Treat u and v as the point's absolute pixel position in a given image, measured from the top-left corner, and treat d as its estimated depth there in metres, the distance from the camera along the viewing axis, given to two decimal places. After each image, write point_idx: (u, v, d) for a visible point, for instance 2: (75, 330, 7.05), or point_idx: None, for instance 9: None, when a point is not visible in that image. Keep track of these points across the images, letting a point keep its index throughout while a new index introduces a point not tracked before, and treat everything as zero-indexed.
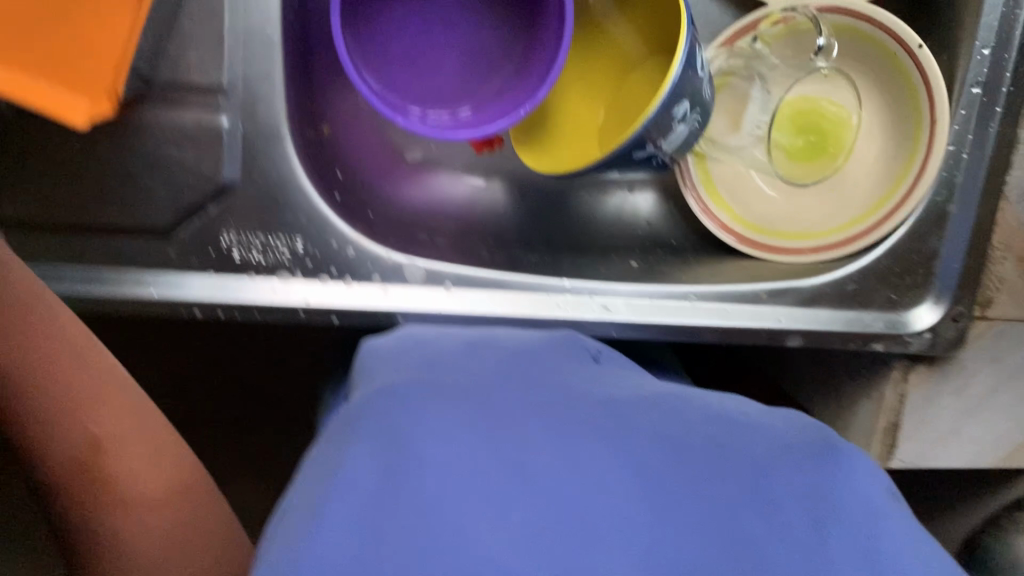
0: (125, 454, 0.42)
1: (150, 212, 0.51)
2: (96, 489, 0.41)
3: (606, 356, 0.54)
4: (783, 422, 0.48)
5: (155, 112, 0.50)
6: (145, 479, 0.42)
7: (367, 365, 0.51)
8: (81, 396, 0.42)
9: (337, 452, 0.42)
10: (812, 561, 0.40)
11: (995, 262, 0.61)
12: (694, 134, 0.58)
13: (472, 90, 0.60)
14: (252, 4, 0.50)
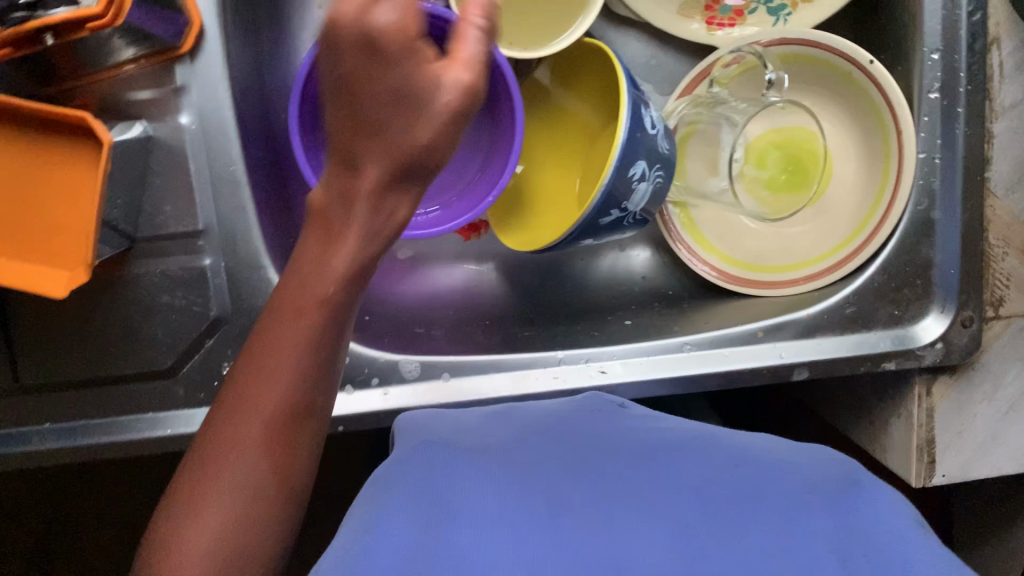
0: (304, 434, 0.41)
1: (153, 355, 0.54)
2: (267, 453, 0.39)
3: (631, 402, 0.55)
4: (819, 467, 0.45)
5: (142, 265, 0.54)
6: (298, 467, 0.41)
7: (401, 427, 0.51)
8: (313, 372, 0.40)
9: (371, 503, 0.40)
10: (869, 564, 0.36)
11: (996, 260, 0.59)
12: (658, 189, 0.60)
13: (447, 182, 0.63)
14: (216, 149, 0.54)
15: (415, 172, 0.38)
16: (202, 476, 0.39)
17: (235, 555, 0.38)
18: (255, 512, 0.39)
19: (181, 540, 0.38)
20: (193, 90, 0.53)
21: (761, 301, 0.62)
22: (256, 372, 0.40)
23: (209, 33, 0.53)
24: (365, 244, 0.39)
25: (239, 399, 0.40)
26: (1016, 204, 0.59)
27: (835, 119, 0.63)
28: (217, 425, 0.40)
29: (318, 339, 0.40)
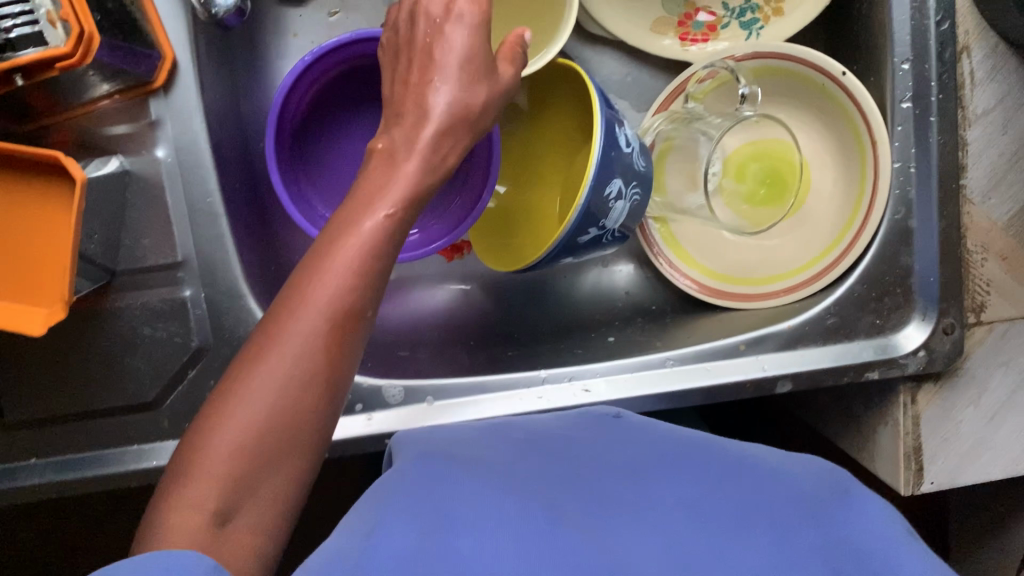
0: (355, 339, 0.38)
1: (137, 388, 0.54)
2: (325, 345, 0.37)
3: (627, 413, 0.54)
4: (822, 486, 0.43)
5: (123, 297, 0.54)
6: (345, 374, 0.38)
7: (399, 445, 0.50)
8: (373, 274, 0.38)
9: (366, 512, 0.38)
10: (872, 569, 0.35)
11: (976, 266, 0.59)
12: (635, 206, 0.60)
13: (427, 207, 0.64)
14: (194, 181, 0.54)
15: (466, 125, 0.43)
16: (254, 362, 0.36)
17: (281, 450, 0.35)
18: (306, 405, 0.36)
19: (229, 423, 0.35)
20: (168, 123, 0.54)
21: (742, 313, 0.62)
22: (318, 264, 0.38)
23: (183, 67, 0.53)
24: (424, 176, 0.42)
25: (297, 289, 0.38)
26: (993, 210, 0.59)
27: (811, 132, 0.63)
28: (266, 321, 0.38)
29: (389, 241, 0.39)
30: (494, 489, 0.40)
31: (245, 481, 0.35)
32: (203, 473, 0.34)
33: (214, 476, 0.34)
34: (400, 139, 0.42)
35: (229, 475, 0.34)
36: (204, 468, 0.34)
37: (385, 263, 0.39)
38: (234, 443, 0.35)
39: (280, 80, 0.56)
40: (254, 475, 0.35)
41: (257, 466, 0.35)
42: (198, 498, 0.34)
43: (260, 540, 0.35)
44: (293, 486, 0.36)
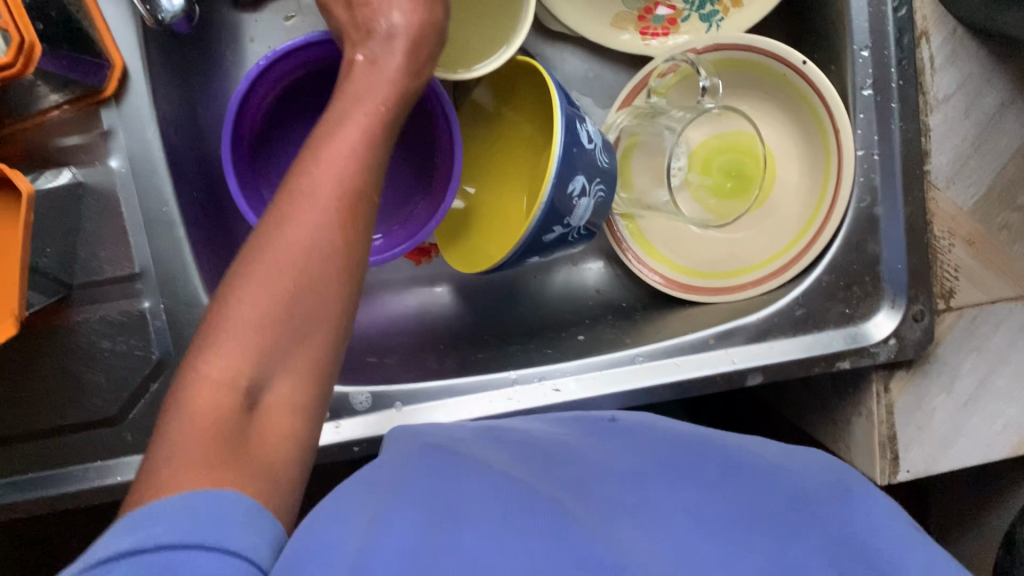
0: (365, 219, 0.40)
1: (98, 404, 0.53)
2: (340, 221, 0.39)
3: (622, 415, 0.52)
4: (824, 492, 0.41)
5: (79, 312, 0.53)
6: (361, 255, 0.40)
7: (395, 439, 0.49)
8: (373, 162, 0.41)
9: (363, 493, 0.37)
10: None
11: (943, 251, 0.59)
12: (601, 204, 0.60)
13: (394, 212, 0.64)
14: (150, 191, 0.53)
15: (431, 40, 0.47)
16: (266, 244, 0.38)
17: (309, 320, 0.37)
18: (328, 276, 0.38)
19: (253, 292, 0.36)
20: (120, 133, 0.53)
21: (710, 307, 0.62)
22: (319, 151, 0.40)
23: (134, 75, 0.52)
24: (406, 80, 0.46)
25: (305, 172, 0.40)
26: (958, 194, 0.59)
27: (777, 127, 0.63)
28: (271, 212, 0.39)
29: (380, 133, 0.43)
30: (498, 478, 0.39)
31: (272, 353, 0.36)
32: (232, 343, 0.35)
33: (243, 345, 0.35)
34: (371, 51, 0.46)
35: (259, 344, 0.36)
36: (232, 337, 0.36)
37: (378, 155, 0.42)
38: (261, 312, 0.36)
39: (236, 87, 0.55)
40: (282, 346, 0.36)
41: (286, 336, 0.36)
42: (229, 368, 0.35)
43: (290, 418, 0.36)
44: (322, 361, 0.38)
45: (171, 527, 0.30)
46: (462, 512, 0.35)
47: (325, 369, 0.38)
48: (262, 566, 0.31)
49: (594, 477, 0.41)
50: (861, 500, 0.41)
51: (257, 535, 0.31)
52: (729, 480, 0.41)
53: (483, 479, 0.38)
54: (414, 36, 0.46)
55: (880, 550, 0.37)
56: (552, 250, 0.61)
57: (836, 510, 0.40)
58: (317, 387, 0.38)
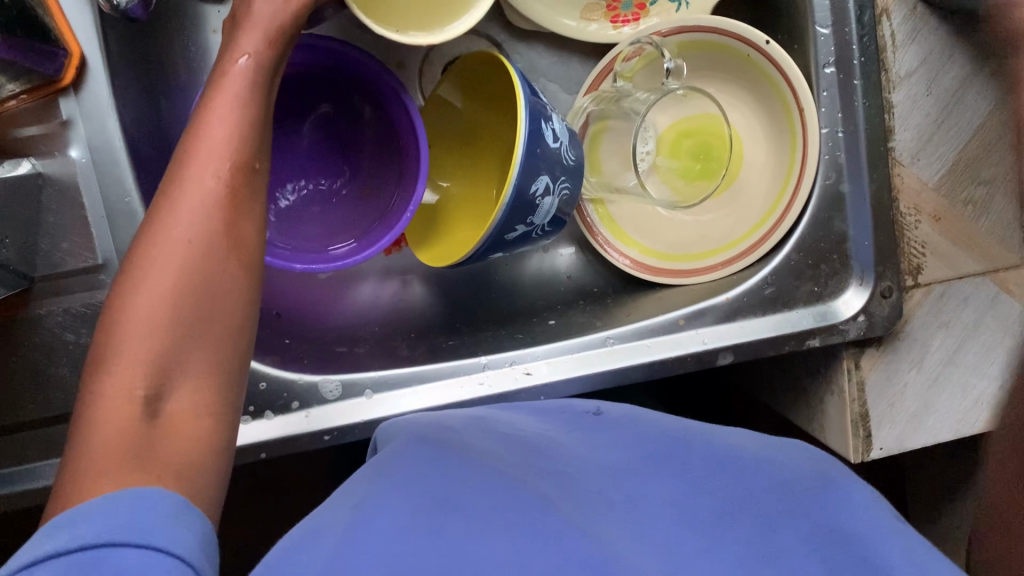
0: (245, 200, 0.41)
1: (65, 397, 0.53)
2: (218, 208, 0.39)
3: (608, 409, 0.50)
4: (810, 481, 0.40)
5: (43, 305, 0.52)
6: (250, 239, 0.40)
7: (388, 429, 0.49)
8: (251, 137, 0.42)
9: (356, 490, 0.37)
10: (869, 561, 0.35)
11: (910, 228, 0.60)
12: (566, 200, 0.58)
13: (366, 211, 0.63)
14: (110, 183, 0.53)
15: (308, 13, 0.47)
16: (146, 249, 0.37)
17: (205, 312, 0.37)
18: (215, 266, 0.38)
19: (141, 294, 0.36)
20: (80, 124, 0.52)
21: (681, 290, 0.62)
22: (192, 140, 0.41)
23: (92, 64, 0.52)
24: (275, 53, 0.45)
25: (177, 166, 0.40)
26: (923, 170, 0.59)
27: (745, 107, 0.63)
28: (148, 220, 0.39)
29: (253, 109, 0.43)
30: (478, 476, 0.38)
31: (169, 357, 0.35)
32: (124, 351, 0.35)
33: (137, 355, 0.35)
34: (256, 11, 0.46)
35: (154, 349, 0.35)
36: (124, 344, 0.35)
37: (248, 125, 0.42)
38: (152, 313, 0.36)
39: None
40: (180, 342, 0.36)
41: (181, 332, 0.36)
42: (126, 383, 0.34)
43: (198, 419, 0.36)
44: (227, 353, 0.38)
45: (97, 527, 0.30)
46: (453, 514, 0.35)
47: (227, 362, 0.37)
48: (191, 563, 0.31)
49: (578, 469, 0.41)
50: (841, 482, 0.41)
51: (187, 533, 0.32)
52: (710, 466, 0.41)
53: (464, 477, 0.38)
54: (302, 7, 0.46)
55: (861, 529, 0.37)
56: (523, 246, 0.59)
57: (815, 494, 0.39)
58: (224, 378, 0.37)
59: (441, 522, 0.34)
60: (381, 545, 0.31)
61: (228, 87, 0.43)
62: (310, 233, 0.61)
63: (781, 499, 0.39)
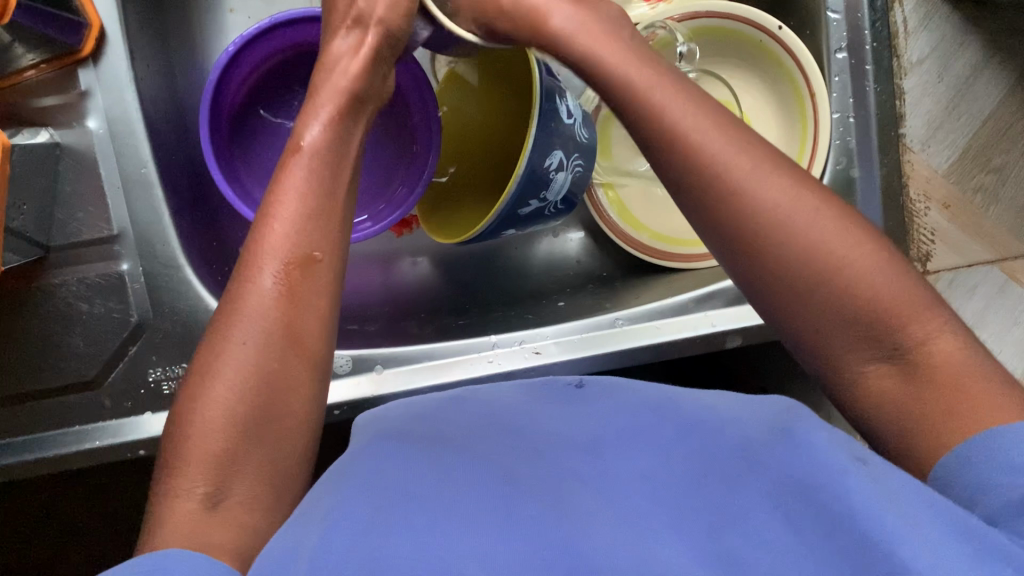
0: (305, 294, 0.41)
1: (77, 366, 0.53)
2: (276, 310, 0.40)
3: (590, 381, 0.47)
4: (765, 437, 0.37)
5: (58, 274, 0.53)
6: (312, 336, 0.41)
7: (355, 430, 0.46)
8: (315, 227, 0.43)
9: (340, 477, 0.37)
10: (826, 506, 0.31)
11: (920, 215, 0.65)
12: (578, 178, 0.58)
13: (376, 192, 0.63)
14: (127, 152, 0.53)
15: (364, 101, 0.50)
16: (214, 352, 0.39)
17: (270, 413, 0.38)
18: (280, 367, 0.39)
19: (203, 403, 0.38)
20: (98, 95, 0.53)
21: (688, 275, 0.62)
22: (261, 236, 0.42)
23: (111, 37, 0.53)
24: (336, 143, 0.46)
25: (240, 272, 0.42)
26: (932, 157, 0.64)
27: (759, 95, 0.64)
28: (217, 320, 0.41)
29: (318, 198, 0.44)
30: (439, 476, 0.36)
31: (232, 456, 0.37)
32: (192, 453, 0.37)
33: (203, 457, 0.37)
34: (323, 93, 0.48)
35: (219, 452, 0.37)
36: (190, 448, 0.37)
37: (313, 213, 0.43)
38: (214, 418, 0.37)
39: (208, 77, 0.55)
40: (241, 443, 0.37)
41: (246, 435, 0.38)
42: (190, 481, 0.36)
43: (258, 509, 0.37)
44: (286, 451, 0.39)
45: None
46: (417, 513, 0.33)
47: (292, 460, 0.39)
48: None
49: (547, 452, 0.39)
50: (806, 425, 0.37)
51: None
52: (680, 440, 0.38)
53: (425, 477, 0.36)
54: (361, 80, 0.49)
55: (829, 472, 0.33)
56: (532, 225, 0.60)
57: (779, 448, 0.35)
58: (285, 466, 0.39)
59: (418, 508, 0.33)
60: (358, 534, 0.31)
61: (295, 177, 0.44)
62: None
63: (746, 459, 0.35)
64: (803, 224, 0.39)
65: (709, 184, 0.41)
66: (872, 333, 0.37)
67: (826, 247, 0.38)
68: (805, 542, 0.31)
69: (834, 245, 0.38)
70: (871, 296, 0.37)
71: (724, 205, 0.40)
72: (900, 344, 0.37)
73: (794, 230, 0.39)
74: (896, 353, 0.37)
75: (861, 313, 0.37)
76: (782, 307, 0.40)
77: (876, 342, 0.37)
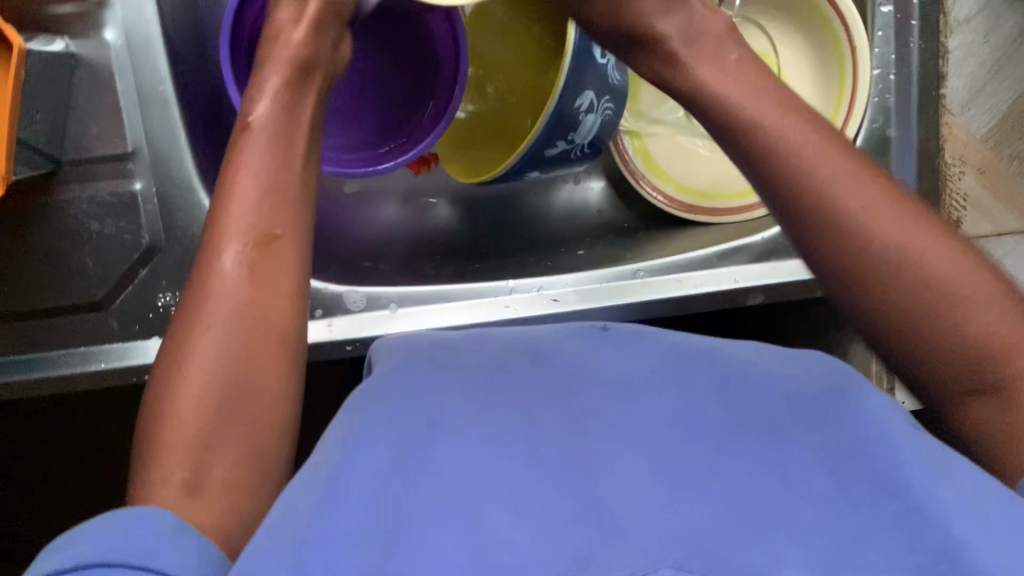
0: (268, 273, 0.40)
1: (83, 286, 0.51)
2: (243, 285, 0.39)
3: (616, 325, 0.45)
4: (815, 399, 0.35)
5: (68, 189, 0.51)
6: (283, 312, 0.39)
7: (376, 351, 0.45)
8: (275, 202, 0.41)
9: (349, 415, 0.35)
10: (882, 483, 0.30)
11: (954, 179, 0.66)
12: (609, 123, 0.56)
13: (393, 123, 0.62)
14: (144, 68, 0.52)
15: (312, 67, 0.47)
16: (185, 334, 0.38)
17: (244, 390, 0.37)
18: (249, 344, 0.38)
19: (176, 393, 0.36)
20: (116, 4, 0.51)
21: (712, 230, 0.60)
22: (223, 210, 0.40)
23: None
24: (288, 112, 0.45)
25: (206, 253, 0.40)
26: (972, 120, 0.65)
27: (799, 52, 0.61)
28: (185, 301, 0.39)
29: (281, 166, 0.42)
30: (460, 410, 0.35)
31: (207, 439, 0.35)
32: (168, 437, 0.35)
33: (183, 441, 0.35)
34: (270, 64, 0.46)
35: (193, 434, 0.35)
36: (165, 433, 0.35)
37: (274, 181, 0.42)
38: (187, 409, 0.36)
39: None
40: (217, 423, 0.36)
41: (219, 416, 0.36)
42: (165, 466, 0.34)
43: (241, 490, 0.35)
44: (265, 430, 0.37)
45: (100, 547, 0.28)
46: (435, 455, 0.32)
47: (269, 437, 0.37)
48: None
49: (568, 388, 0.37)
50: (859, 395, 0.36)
51: (184, 552, 0.30)
52: (709, 378, 0.37)
53: (450, 415, 0.34)
54: (306, 46, 0.47)
55: (886, 446, 0.32)
56: (551, 170, 0.58)
57: (829, 411, 0.35)
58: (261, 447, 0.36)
59: (433, 462, 0.31)
60: (369, 496, 0.29)
61: (254, 143, 0.43)
62: (338, 142, 0.60)
63: (795, 419, 0.34)
64: (893, 249, 0.36)
65: (798, 195, 0.37)
66: (975, 368, 0.34)
67: (938, 279, 0.35)
68: (854, 507, 0.29)
69: (941, 268, 0.35)
70: (978, 330, 0.34)
71: (816, 220, 0.37)
72: (1000, 378, 0.34)
73: (894, 253, 0.36)
74: (998, 387, 0.34)
75: (971, 346, 0.34)
76: (885, 330, 0.36)
77: (983, 380, 0.34)
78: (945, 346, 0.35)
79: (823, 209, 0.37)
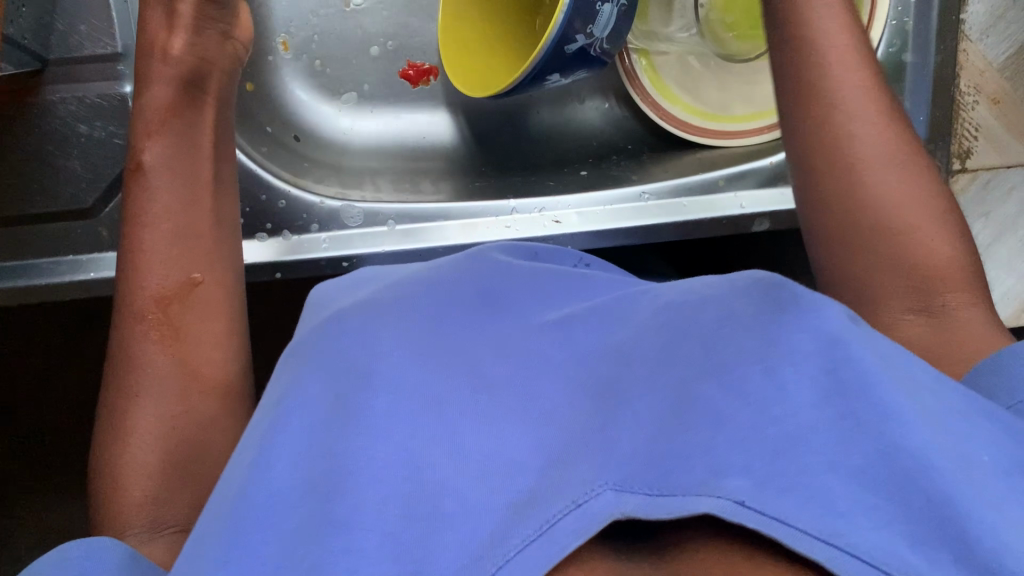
0: (193, 326, 0.42)
1: (73, 192, 0.50)
2: (162, 338, 0.41)
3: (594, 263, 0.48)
4: (761, 319, 0.31)
5: (55, 89, 0.49)
6: (208, 365, 0.41)
7: (319, 297, 0.40)
8: (184, 250, 0.43)
9: (291, 376, 0.32)
10: (870, 436, 0.26)
11: (967, 109, 0.66)
12: (625, 13, 0.54)
13: None
14: None
15: (194, 90, 0.48)
16: (121, 396, 0.39)
17: (186, 438, 0.38)
18: (182, 390, 0.40)
19: (122, 465, 0.37)
20: None
21: (718, 153, 0.59)
22: (132, 262, 0.42)
23: None
24: (186, 139, 0.46)
25: (117, 330, 0.41)
26: (989, 48, 0.64)
27: None
28: (112, 364, 0.41)
29: (179, 204, 0.44)
30: (380, 331, 0.33)
31: (164, 490, 0.37)
32: (124, 496, 0.36)
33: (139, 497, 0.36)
34: (152, 81, 0.47)
35: (151, 490, 0.37)
36: (117, 492, 0.37)
37: (169, 223, 0.43)
38: (136, 480, 0.37)
39: None
40: (172, 471, 0.37)
41: (169, 469, 0.37)
42: (125, 523, 0.36)
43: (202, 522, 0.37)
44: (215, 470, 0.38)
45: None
46: (364, 383, 0.30)
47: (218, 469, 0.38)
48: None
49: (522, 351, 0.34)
50: (796, 290, 0.32)
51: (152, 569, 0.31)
52: (631, 314, 0.35)
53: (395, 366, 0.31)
54: (187, 55, 0.48)
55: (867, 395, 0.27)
56: (538, 82, 0.56)
57: (796, 339, 0.29)
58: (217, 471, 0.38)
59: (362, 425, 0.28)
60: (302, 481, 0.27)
61: (152, 183, 0.44)
62: None
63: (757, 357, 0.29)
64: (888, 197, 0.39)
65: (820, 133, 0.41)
66: (923, 286, 0.37)
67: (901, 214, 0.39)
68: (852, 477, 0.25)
69: (901, 199, 0.39)
70: (924, 253, 0.38)
71: (834, 129, 0.41)
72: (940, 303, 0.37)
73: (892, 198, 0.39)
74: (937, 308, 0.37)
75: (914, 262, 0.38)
76: (840, 224, 0.40)
77: (920, 290, 0.37)
78: (887, 249, 0.38)
79: (851, 129, 0.41)
